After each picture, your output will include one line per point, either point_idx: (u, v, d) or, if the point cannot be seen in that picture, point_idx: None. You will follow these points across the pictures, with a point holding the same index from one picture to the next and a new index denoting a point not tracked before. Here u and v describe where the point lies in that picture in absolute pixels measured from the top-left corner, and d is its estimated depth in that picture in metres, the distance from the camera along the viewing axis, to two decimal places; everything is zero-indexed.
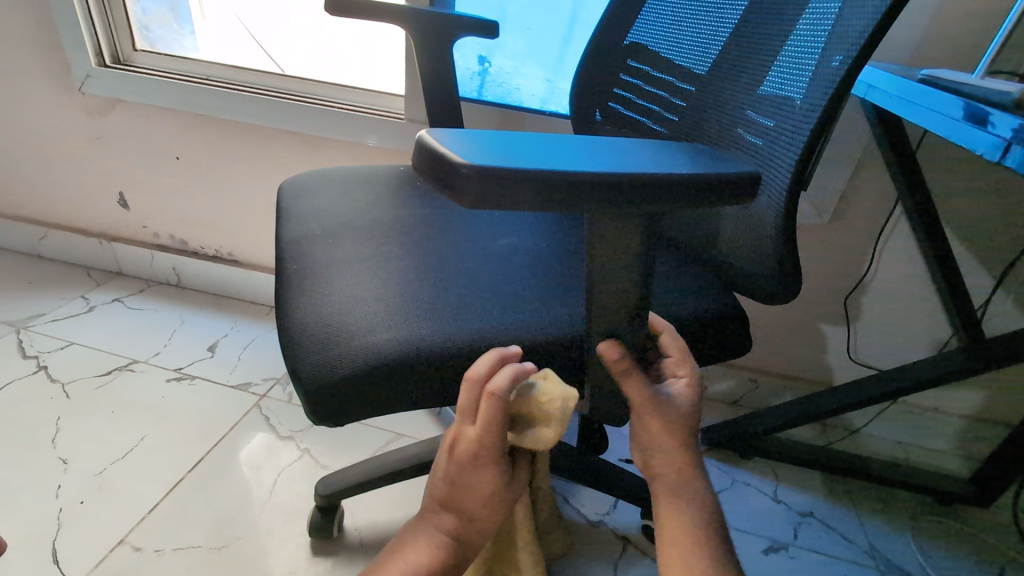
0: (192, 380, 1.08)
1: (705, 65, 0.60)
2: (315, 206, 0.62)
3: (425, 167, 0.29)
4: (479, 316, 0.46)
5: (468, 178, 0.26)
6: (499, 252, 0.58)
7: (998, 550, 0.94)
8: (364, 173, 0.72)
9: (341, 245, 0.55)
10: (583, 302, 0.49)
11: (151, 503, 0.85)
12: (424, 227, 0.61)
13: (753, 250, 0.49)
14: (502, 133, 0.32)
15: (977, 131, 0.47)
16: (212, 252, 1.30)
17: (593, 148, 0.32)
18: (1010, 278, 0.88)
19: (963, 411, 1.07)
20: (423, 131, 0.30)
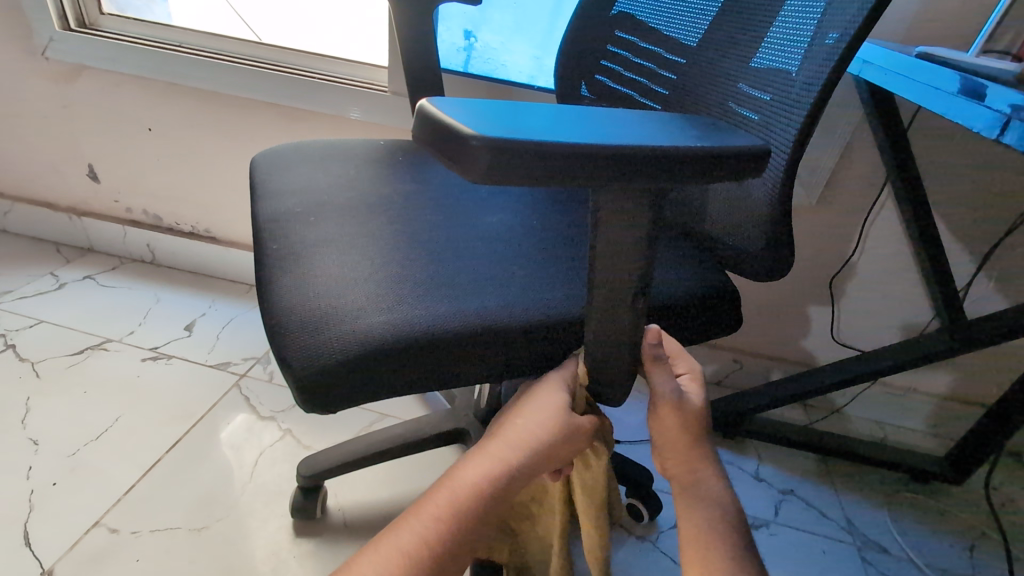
0: (169, 359, 1.05)
1: (695, 37, 0.59)
2: (297, 182, 0.59)
3: (429, 139, 0.27)
4: (473, 297, 0.44)
5: (478, 151, 0.25)
6: (487, 229, 0.56)
7: (970, 525, 0.96)
8: (345, 146, 0.69)
9: (325, 224, 0.52)
10: (576, 281, 0.48)
11: (127, 484, 0.83)
12: (408, 202, 0.59)
13: (749, 227, 0.48)
14: (504, 103, 0.30)
15: (972, 108, 0.47)
16: (188, 228, 1.26)
17: (602, 120, 0.31)
18: (992, 260, 0.89)
19: (941, 391, 1.09)
20: (424, 99, 0.28)
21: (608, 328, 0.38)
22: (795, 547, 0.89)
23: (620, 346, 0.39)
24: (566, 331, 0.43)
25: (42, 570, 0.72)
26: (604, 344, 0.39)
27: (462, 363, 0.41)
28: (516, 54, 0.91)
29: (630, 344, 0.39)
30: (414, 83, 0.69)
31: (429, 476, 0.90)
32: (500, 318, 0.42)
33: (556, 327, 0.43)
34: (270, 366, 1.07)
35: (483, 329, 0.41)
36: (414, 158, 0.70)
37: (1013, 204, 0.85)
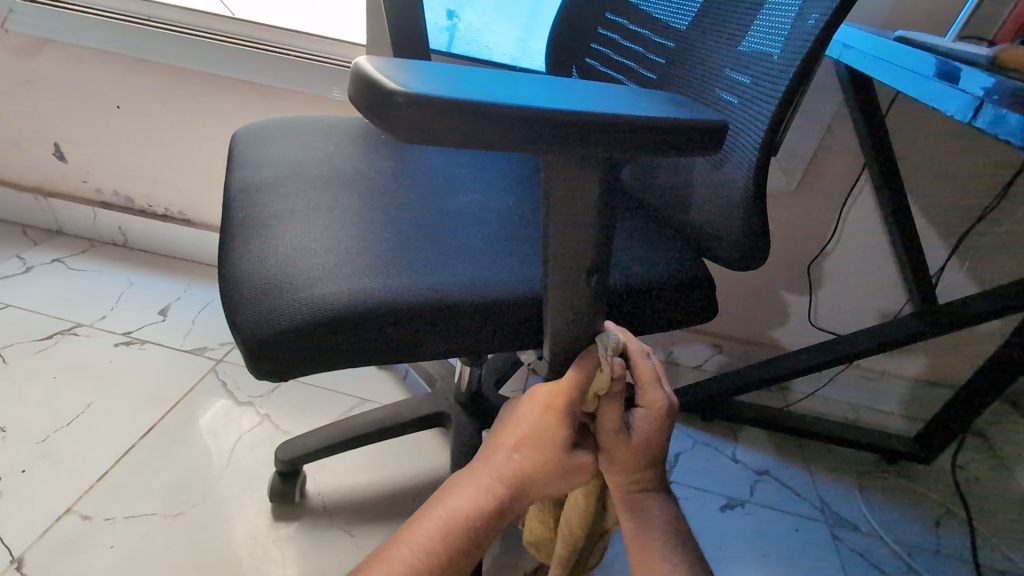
0: (143, 344, 1.03)
1: (685, 21, 0.58)
2: (271, 155, 0.58)
3: (357, 94, 0.26)
4: (436, 272, 0.44)
5: (404, 108, 0.24)
6: (462, 209, 0.55)
7: (936, 503, 0.99)
8: (323, 123, 0.67)
9: (292, 195, 0.51)
10: (542, 260, 0.47)
11: (100, 471, 0.82)
12: (384, 180, 0.58)
13: (722, 212, 0.48)
14: (448, 66, 0.29)
15: (946, 94, 0.47)
16: (161, 211, 1.23)
17: (554, 89, 0.30)
18: (964, 246, 0.91)
19: (913, 374, 1.11)
20: (360, 56, 0.27)
21: (563, 307, 0.37)
22: (768, 526, 0.92)
23: (577, 326, 0.38)
24: (525, 309, 0.42)
25: (12, 558, 0.71)
26: (558, 320, 0.38)
27: (419, 338, 0.40)
28: (500, 36, 0.89)
29: (586, 324, 0.38)
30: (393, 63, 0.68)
31: (409, 460, 0.90)
32: (461, 294, 0.42)
33: (516, 304, 0.42)
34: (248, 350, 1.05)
35: (441, 303, 0.41)
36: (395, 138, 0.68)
37: (986, 190, 0.86)
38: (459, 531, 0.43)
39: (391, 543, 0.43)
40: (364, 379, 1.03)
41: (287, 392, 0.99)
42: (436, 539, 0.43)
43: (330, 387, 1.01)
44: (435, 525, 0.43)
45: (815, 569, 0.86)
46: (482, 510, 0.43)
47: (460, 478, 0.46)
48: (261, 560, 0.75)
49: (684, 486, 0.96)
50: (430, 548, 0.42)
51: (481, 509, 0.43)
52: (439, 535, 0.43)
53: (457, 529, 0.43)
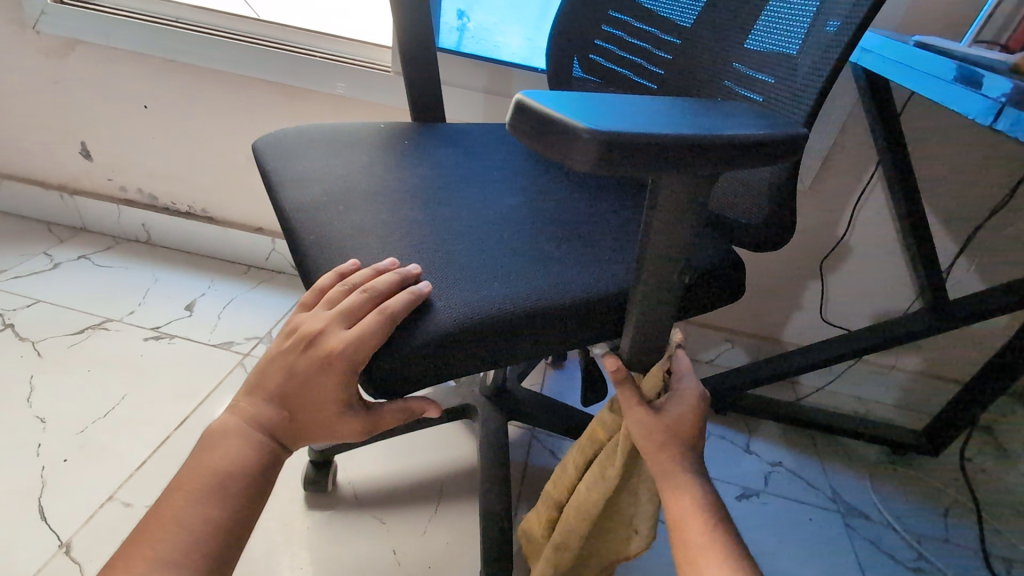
0: (171, 339, 1.05)
1: (691, 17, 0.61)
2: (313, 169, 0.58)
3: (534, 134, 0.28)
4: (517, 277, 0.45)
5: (590, 144, 0.26)
6: (503, 209, 0.57)
7: (946, 494, 1.02)
8: (348, 133, 0.68)
9: (353, 213, 0.52)
10: (598, 258, 0.49)
11: (138, 460, 0.84)
12: (426, 184, 0.60)
13: (755, 207, 0.51)
14: (586, 97, 0.31)
15: (967, 98, 0.49)
16: (184, 208, 1.25)
17: (677, 111, 0.32)
18: (974, 244, 0.94)
19: (922, 369, 1.14)
20: (519, 94, 0.30)
21: (655, 305, 0.39)
22: (783, 515, 0.94)
23: (666, 322, 0.41)
24: (606, 308, 0.44)
25: (60, 543, 0.73)
26: (643, 320, 0.41)
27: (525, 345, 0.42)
28: (509, 36, 0.93)
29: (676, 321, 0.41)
30: (428, 68, 0.71)
31: (432, 453, 0.92)
32: (546, 299, 0.43)
33: (599, 304, 0.44)
34: None
35: (535, 309, 0.42)
36: (428, 140, 0.70)
37: (996, 190, 0.89)
38: (223, 487, 0.43)
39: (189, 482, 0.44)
40: None
41: None
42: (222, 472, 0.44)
43: None
44: (197, 485, 0.43)
45: (829, 558, 0.89)
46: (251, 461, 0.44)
47: (217, 430, 0.46)
48: (296, 546, 0.77)
49: None
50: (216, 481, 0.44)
51: (245, 462, 0.44)
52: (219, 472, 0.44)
53: (223, 485, 0.43)
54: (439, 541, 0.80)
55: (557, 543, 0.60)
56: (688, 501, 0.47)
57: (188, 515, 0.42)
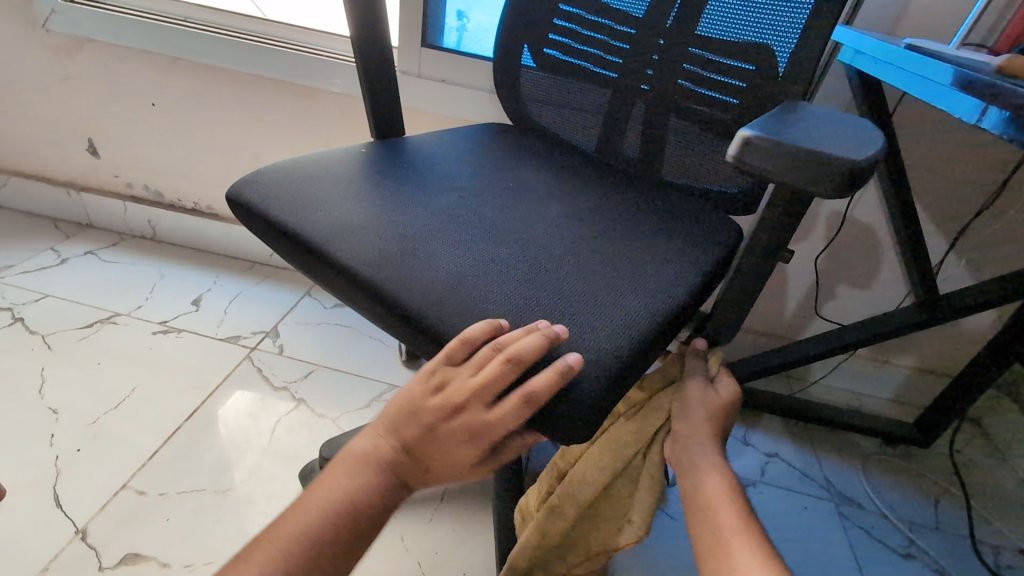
0: (179, 333, 1.07)
1: (640, 8, 0.65)
2: (326, 210, 0.50)
3: (778, 167, 0.35)
4: (616, 297, 0.44)
5: (838, 168, 0.33)
6: (534, 208, 0.57)
7: (936, 484, 1.05)
8: (322, 160, 0.58)
9: (401, 251, 0.47)
10: (654, 267, 0.49)
11: (150, 450, 0.86)
12: (463, 185, 0.59)
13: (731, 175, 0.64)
14: (770, 125, 0.38)
15: (957, 99, 0.51)
16: (190, 204, 1.27)
17: (823, 124, 0.40)
18: (963, 241, 0.97)
19: (914, 363, 1.17)
20: (744, 137, 0.36)
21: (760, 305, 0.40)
22: (778, 503, 0.97)
23: None
24: (672, 322, 0.44)
25: (76, 530, 0.75)
26: None
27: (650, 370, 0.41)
28: None
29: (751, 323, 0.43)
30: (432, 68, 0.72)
31: None
32: (636, 317, 0.42)
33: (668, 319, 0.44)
34: (280, 339, 1.09)
35: (641, 339, 0.41)
36: (429, 146, 0.67)
37: (984, 188, 0.92)
38: (336, 520, 0.41)
39: (284, 514, 0.41)
40: (391, 367, 1.08)
41: (321, 377, 1.03)
42: (333, 514, 0.41)
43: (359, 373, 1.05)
44: (314, 510, 0.41)
45: (823, 544, 0.92)
46: (367, 501, 0.42)
47: (341, 460, 0.44)
48: None
49: None
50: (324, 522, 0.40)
51: (364, 501, 0.42)
52: (329, 511, 0.41)
53: (337, 519, 0.41)
54: (445, 529, 0.82)
55: (553, 508, 0.61)
56: (715, 487, 0.48)
57: (297, 543, 0.39)
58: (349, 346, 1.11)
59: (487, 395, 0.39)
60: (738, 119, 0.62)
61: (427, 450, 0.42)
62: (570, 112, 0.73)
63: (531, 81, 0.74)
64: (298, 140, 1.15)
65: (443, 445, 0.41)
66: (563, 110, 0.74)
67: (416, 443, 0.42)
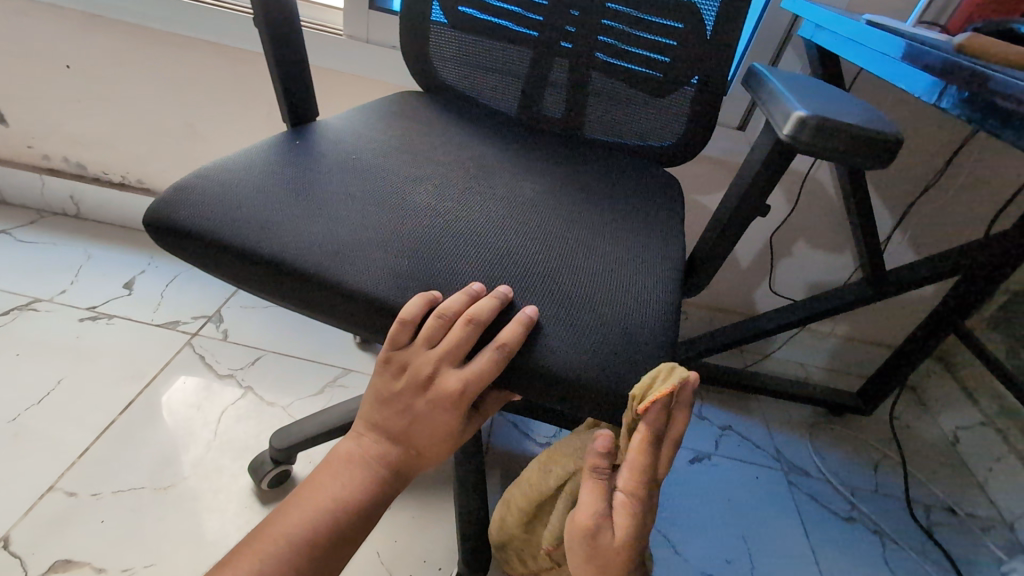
0: (110, 319, 0.99)
1: None
2: (300, 227, 0.44)
3: (836, 145, 0.35)
4: (615, 282, 0.45)
5: (889, 145, 0.35)
6: (503, 191, 0.55)
7: (876, 450, 1.11)
8: (261, 166, 0.50)
9: (397, 269, 0.42)
10: (637, 252, 0.49)
11: (81, 447, 0.80)
12: (433, 168, 0.56)
13: (670, 128, 0.67)
14: (810, 101, 0.39)
15: (912, 77, 0.51)
16: (118, 178, 1.16)
17: (845, 99, 0.41)
18: (908, 218, 1.01)
19: (858, 336, 1.22)
20: (801, 116, 0.36)
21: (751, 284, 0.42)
22: (731, 474, 1.00)
23: None
24: (661, 302, 0.44)
25: None
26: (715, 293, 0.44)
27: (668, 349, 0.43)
28: None
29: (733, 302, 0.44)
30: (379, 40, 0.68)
31: None
32: (635, 301, 0.43)
33: (660, 302, 0.44)
34: (224, 324, 1.03)
35: (650, 322, 0.42)
36: (377, 133, 0.60)
37: (930, 167, 0.95)
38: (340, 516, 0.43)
39: (280, 513, 0.43)
40: (345, 351, 1.03)
41: (270, 363, 0.98)
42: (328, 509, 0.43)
43: (312, 358, 1.00)
44: (315, 509, 0.43)
45: (774, 511, 0.95)
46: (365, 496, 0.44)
47: (330, 461, 0.46)
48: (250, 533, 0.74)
49: None
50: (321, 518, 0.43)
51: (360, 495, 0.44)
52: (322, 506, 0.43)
53: (330, 515, 0.43)
54: (403, 517, 0.80)
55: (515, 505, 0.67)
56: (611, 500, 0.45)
57: (305, 537, 0.42)
58: (300, 329, 1.06)
59: (447, 366, 0.41)
60: (668, 78, 0.64)
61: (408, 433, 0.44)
62: (526, 85, 0.70)
63: (446, 39, 0.69)
64: (237, 109, 1.06)
65: (425, 424, 0.43)
66: (517, 81, 0.70)
67: (399, 432, 0.44)
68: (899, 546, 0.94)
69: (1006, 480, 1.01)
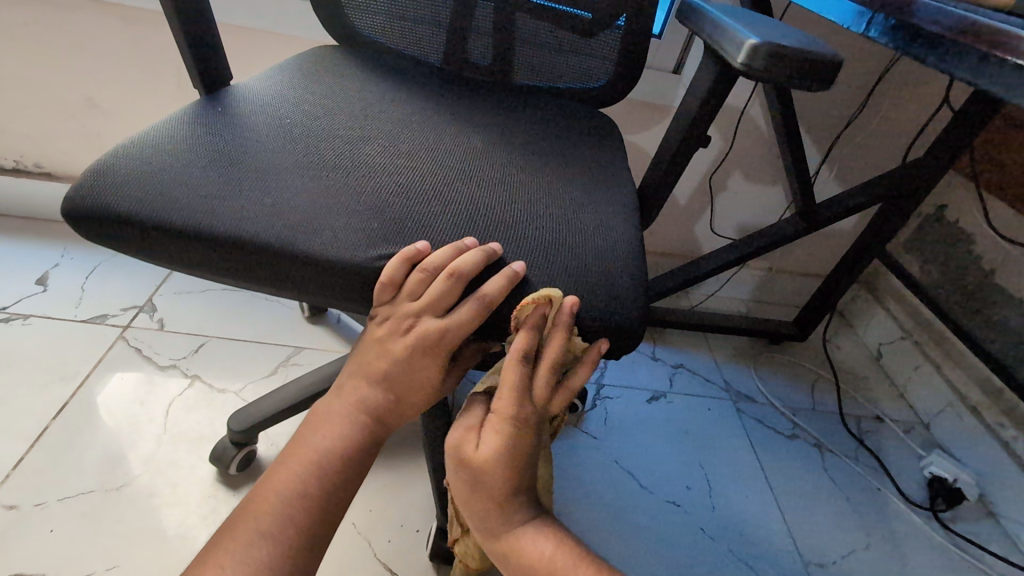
0: (27, 319, 0.91)
1: None
2: (249, 196, 0.41)
3: (784, 69, 0.36)
4: (577, 225, 0.45)
5: (831, 67, 0.36)
6: (452, 145, 0.53)
7: (812, 372, 1.20)
8: (190, 138, 0.45)
9: (362, 233, 0.40)
10: (592, 196, 0.50)
11: (15, 458, 0.74)
12: (376, 125, 0.54)
13: (600, 71, 0.69)
14: (758, 30, 0.39)
15: (836, 5, 0.53)
16: (11, 164, 1.04)
17: (787, 28, 0.42)
18: (834, 152, 1.06)
19: (792, 269, 1.29)
20: (752, 43, 0.36)
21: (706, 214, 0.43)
22: (687, 409, 1.06)
23: None
24: (622, 241, 0.45)
25: None
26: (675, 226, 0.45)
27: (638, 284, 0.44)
28: None
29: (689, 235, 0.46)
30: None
31: None
32: (599, 243, 0.44)
33: (621, 242, 0.45)
34: (158, 313, 0.96)
35: (618, 260, 0.43)
36: (307, 95, 0.56)
37: (853, 99, 0.99)
38: (328, 472, 0.41)
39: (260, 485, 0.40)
40: (296, 328, 1.00)
41: (216, 349, 0.93)
42: (311, 472, 0.41)
43: (261, 338, 0.96)
44: (298, 475, 0.40)
45: (726, 438, 1.02)
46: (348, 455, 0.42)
47: (307, 425, 0.43)
48: (215, 523, 0.72)
49: (615, 387, 1.07)
50: (307, 482, 0.40)
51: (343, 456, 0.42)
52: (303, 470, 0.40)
53: (313, 482, 0.40)
54: (375, 487, 0.80)
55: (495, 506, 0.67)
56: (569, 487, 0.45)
57: (292, 496, 0.39)
58: (244, 309, 1.01)
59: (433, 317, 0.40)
60: (597, 19, 0.65)
61: (393, 388, 0.42)
62: (457, 35, 0.68)
63: None
64: (141, 76, 0.96)
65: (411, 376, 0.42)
66: (446, 32, 0.68)
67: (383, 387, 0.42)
68: (837, 456, 1.03)
69: (922, 386, 1.13)
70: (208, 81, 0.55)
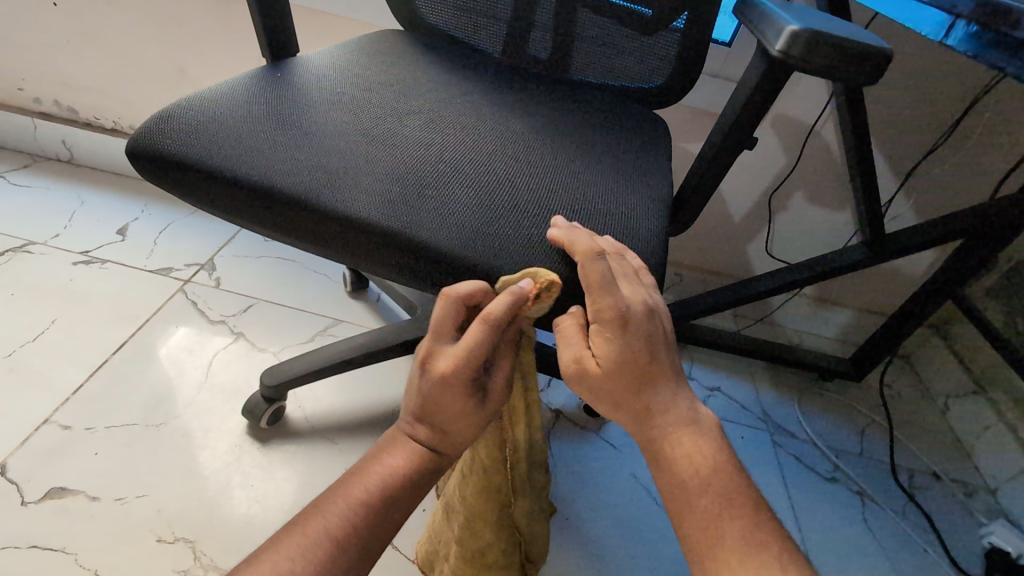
0: (104, 263, 1.00)
1: None
2: (286, 155, 0.43)
3: (825, 57, 0.36)
4: (599, 217, 0.45)
5: (878, 58, 0.35)
6: (491, 126, 0.54)
7: (863, 415, 1.12)
8: (245, 97, 0.49)
9: (383, 197, 0.42)
10: (622, 192, 0.49)
11: (75, 384, 0.81)
12: (421, 101, 0.55)
13: (657, 70, 0.67)
14: (805, 19, 0.39)
15: (915, 13, 0.50)
16: (110, 123, 1.15)
17: (839, 20, 0.41)
18: (912, 180, 0.98)
19: (854, 303, 1.21)
20: (793, 30, 0.36)
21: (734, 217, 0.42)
22: None
23: None
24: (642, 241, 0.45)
25: None
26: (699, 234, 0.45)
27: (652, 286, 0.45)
28: None
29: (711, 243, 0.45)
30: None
31: (386, 383, 0.91)
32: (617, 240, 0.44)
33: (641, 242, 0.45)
34: (216, 272, 1.03)
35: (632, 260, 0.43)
36: (363, 70, 0.59)
37: (939, 124, 0.92)
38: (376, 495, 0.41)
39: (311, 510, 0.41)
40: (339, 300, 1.04)
41: (263, 310, 0.98)
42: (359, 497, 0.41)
43: (305, 306, 1.01)
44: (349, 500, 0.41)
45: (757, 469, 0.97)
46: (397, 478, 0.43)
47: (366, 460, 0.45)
48: (237, 470, 0.76)
49: None
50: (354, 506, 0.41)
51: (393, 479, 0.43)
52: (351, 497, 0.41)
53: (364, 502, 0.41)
54: None
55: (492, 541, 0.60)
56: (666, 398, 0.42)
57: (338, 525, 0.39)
58: (294, 277, 1.06)
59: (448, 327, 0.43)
60: (657, 17, 0.64)
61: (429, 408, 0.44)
62: (516, 25, 0.69)
63: None
64: (228, 50, 1.03)
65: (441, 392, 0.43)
66: (505, 23, 0.69)
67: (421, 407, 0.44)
68: (879, 507, 0.95)
69: (991, 447, 1.02)
70: (274, 48, 0.58)
